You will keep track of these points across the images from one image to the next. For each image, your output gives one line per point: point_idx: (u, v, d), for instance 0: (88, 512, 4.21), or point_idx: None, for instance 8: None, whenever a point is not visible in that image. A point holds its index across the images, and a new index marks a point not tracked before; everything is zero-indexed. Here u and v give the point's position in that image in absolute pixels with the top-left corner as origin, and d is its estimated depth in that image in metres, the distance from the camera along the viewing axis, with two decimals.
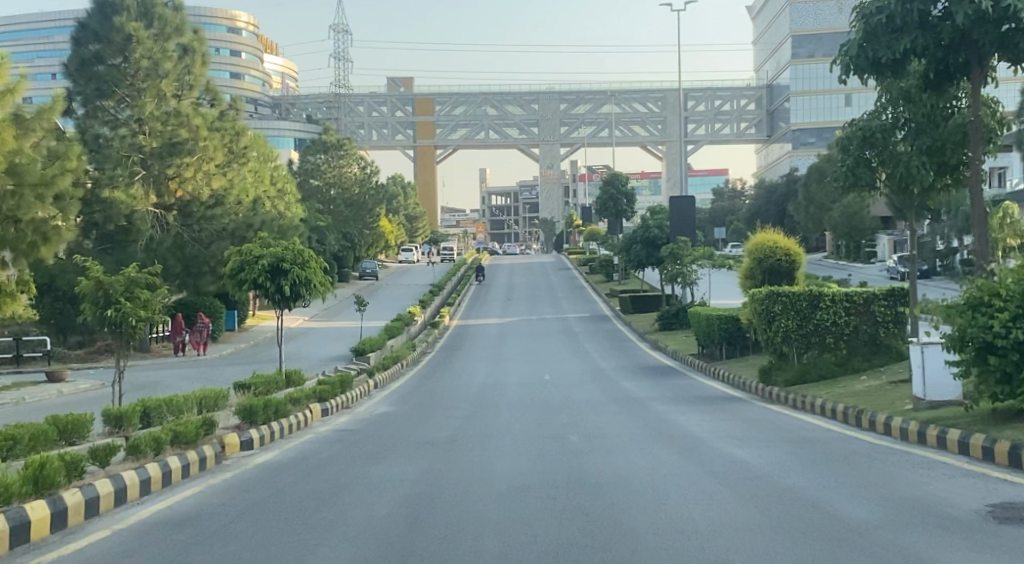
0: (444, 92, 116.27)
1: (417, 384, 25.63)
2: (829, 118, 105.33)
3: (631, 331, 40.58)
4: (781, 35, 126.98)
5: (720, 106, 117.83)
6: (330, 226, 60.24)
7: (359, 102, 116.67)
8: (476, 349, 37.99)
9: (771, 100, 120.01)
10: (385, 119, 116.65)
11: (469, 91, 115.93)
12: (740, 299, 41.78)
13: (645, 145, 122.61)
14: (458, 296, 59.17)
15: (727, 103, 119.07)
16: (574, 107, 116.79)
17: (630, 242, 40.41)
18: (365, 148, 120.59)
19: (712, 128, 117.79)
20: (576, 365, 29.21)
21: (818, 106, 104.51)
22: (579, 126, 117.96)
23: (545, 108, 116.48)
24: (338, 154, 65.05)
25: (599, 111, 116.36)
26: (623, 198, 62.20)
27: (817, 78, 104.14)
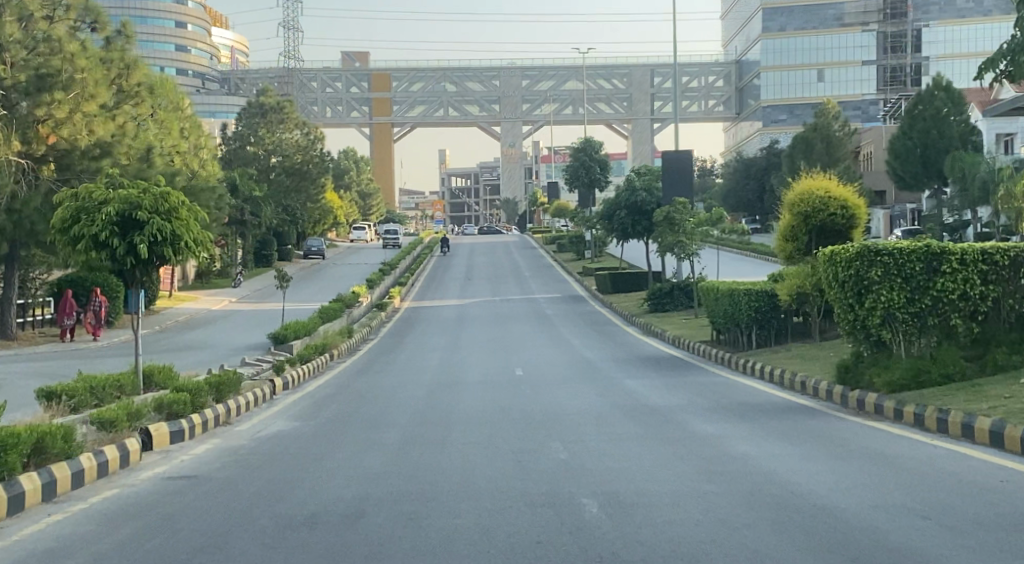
0: (402, 66, 109.32)
1: (347, 380, 19.36)
2: (803, 93, 98.49)
3: (614, 313, 34.48)
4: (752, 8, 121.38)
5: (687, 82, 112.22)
6: (265, 197, 53.36)
7: (312, 77, 109.04)
8: (432, 335, 31.74)
9: (740, 76, 113.19)
10: (339, 95, 109.18)
11: (426, 66, 108.96)
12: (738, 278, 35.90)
13: (610, 123, 116.63)
14: (413, 276, 52.82)
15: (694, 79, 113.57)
16: (538, 83, 110.48)
17: (613, 208, 34.21)
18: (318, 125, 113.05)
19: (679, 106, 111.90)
20: (556, 356, 23.08)
21: (789, 81, 97.67)
22: (541, 103, 110.96)
23: (506, 83, 109.51)
24: (278, 117, 58.06)
25: (562, 88, 109.84)
26: (595, 165, 55.68)
27: (789, 51, 97.47)
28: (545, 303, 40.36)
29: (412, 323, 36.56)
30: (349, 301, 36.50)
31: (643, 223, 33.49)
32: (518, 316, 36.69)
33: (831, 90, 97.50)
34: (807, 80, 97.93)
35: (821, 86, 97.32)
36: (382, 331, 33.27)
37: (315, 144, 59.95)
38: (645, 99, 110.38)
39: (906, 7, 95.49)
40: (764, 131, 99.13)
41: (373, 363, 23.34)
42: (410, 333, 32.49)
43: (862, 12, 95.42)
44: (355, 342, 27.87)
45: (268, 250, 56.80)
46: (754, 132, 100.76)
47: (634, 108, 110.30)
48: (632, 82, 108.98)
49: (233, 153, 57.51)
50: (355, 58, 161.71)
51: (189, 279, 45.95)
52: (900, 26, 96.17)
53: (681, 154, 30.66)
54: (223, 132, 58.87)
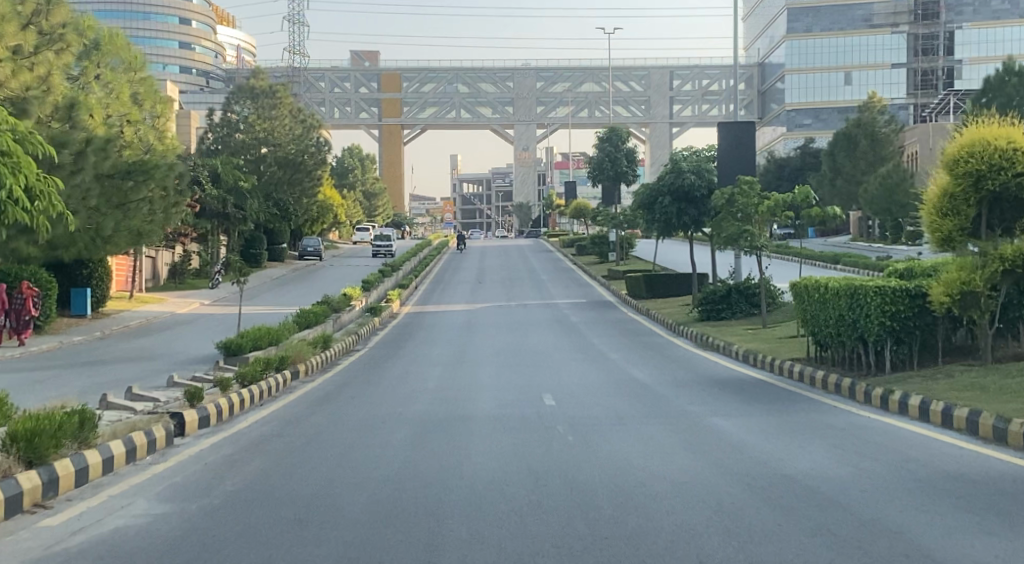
0: (413, 66, 104.16)
1: (302, 409, 13.59)
2: (830, 98, 92.28)
3: (654, 322, 28.64)
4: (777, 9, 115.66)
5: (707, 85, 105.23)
6: (253, 190, 47.77)
7: (320, 76, 103.72)
8: (435, 344, 25.91)
9: (763, 79, 106.70)
10: (348, 95, 103.74)
11: (438, 66, 103.52)
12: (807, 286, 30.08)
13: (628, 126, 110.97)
14: (417, 278, 47.16)
15: (714, 82, 105.20)
16: (554, 84, 105.00)
17: (655, 194, 28.25)
18: (326, 127, 107.43)
19: (699, 110, 106.10)
20: (596, 376, 17.15)
21: (814, 85, 91.70)
22: (557, 106, 105.26)
23: (520, 85, 103.76)
24: (270, 102, 52.98)
25: (578, 90, 103.88)
26: (621, 159, 50.02)
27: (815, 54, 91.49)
28: (567, 310, 34.45)
29: (413, 330, 30.74)
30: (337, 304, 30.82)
31: (692, 213, 27.54)
32: (537, 323, 30.78)
33: (859, 93, 91.10)
34: (833, 84, 91.84)
35: (848, 90, 91.22)
36: (375, 339, 27.54)
37: (311, 133, 54.32)
38: (664, 102, 104.84)
39: (939, 8, 88.08)
40: (787, 136, 93.81)
41: (352, 381, 17.50)
42: (406, 342, 26.68)
43: (892, 13, 89.04)
44: (337, 354, 22.12)
45: (256, 248, 51.32)
46: (780, 137, 95.05)
47: (653, 112, 104.58)
48: (649, 84, 104.14)
49: (220, 142, 52.09)
50: (365, 58, 156.29)
51: (161, 279, 40.63)
52: (932, 27, 88.39)
53: (744, 127, 24.78)
54: (210, 117, 53.24)
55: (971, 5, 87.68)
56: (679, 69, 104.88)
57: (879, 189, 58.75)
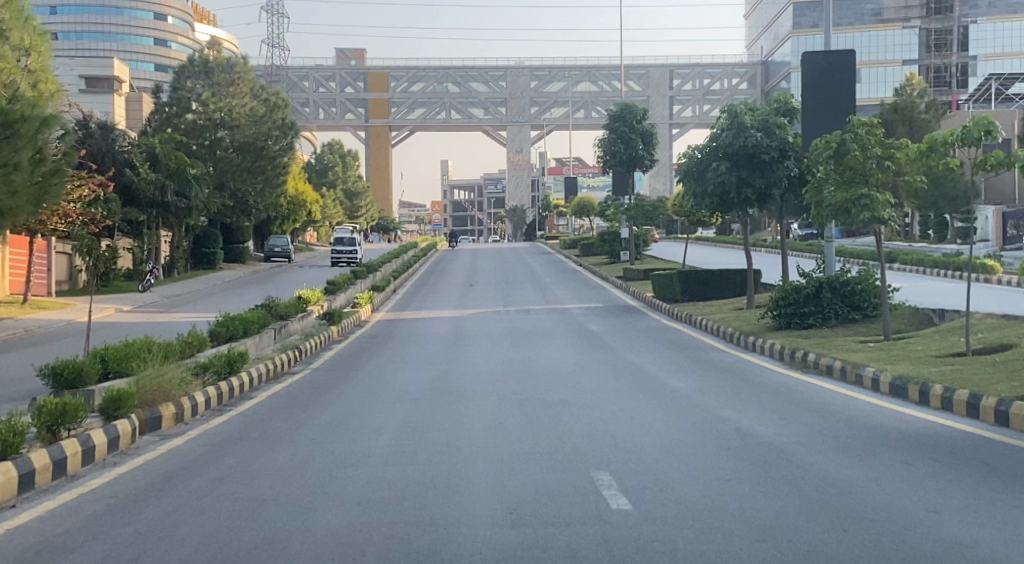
0: (401, 65, 97.03)
1: (91, 518, 6.45)
2: None
3: (703, 331, 21.47)
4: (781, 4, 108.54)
5: (709, 84, 98.67)
6: (202, 176, 40.66)
7: (304, 75, 96.39)
8: (408, 358, 18.68)
9: (766, 77, 97.60)
10: (333, 94, 96.45)
11: (427, 65, 96.29)
12: (918, 291, 22.86)
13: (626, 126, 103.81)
14: (397, 281, 40.04)
15: (717, 81, 98.51)
16: (548, 83, 97.43)
17: (704, 159, 21.02)
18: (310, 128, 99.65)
19: (701, 110, 99.20)
20: (670, 424, 9.88)
21: None
22: (552, 106, 98.20)
23: (512, 84, 96.11)
24: (228, 78, 46.16)
25: (574, 90, 96.55)
26: (638, 139, 42.68)
27: None
28: (580, 317, 27.09)
29: (383, 340, 23.43)
30: (285, 310, 23.66)
31: (757, 182, 20.26)
32: (546, 332, 23.48)
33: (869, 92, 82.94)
34: None
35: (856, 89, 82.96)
36: (331, 352, 20.35)
37: (275, 114, 47.16)
38: (664, 102, 97.93)
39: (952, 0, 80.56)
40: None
41: (253, 433, 10.28)
42: (370, 357, 19.37)
43: (902, 7, 80.82)
44: (259, 376, 14.92)
45: (209, 247, 44.76)
46: None
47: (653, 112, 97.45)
48: (648, 83, 97.24)
49: (167, 123, 45.02)
50: (351, 57, 148.66)
51: (81, 280, 33.57)
52: (946, 22, 81.11)
53: (838, 57, 17.67)
54: (156, 97, 45.99)
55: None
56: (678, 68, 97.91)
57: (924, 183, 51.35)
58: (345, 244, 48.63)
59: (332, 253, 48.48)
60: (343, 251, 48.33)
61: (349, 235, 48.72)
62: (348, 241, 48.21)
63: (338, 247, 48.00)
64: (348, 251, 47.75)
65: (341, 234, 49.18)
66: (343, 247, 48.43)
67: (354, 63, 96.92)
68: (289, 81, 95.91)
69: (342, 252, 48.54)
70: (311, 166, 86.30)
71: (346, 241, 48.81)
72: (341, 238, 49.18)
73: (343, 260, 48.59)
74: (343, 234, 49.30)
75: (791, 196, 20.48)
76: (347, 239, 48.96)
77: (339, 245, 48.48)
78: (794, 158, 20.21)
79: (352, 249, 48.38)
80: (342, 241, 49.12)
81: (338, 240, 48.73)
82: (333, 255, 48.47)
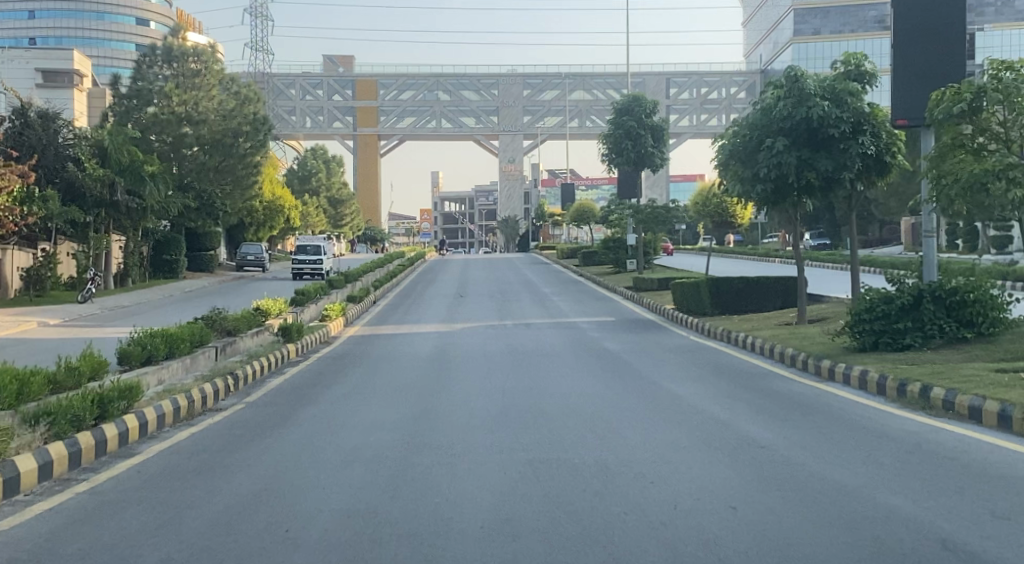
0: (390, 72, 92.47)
1: None
2: None
3: (750, 353, 17.24)
4: (780, 10, 104.55)
5: (707, 92, 94.58)
6: (160, 172, 36.38)
7: (289, 82, 90.93)
8: (379, 383, 14.28)
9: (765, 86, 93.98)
10: (320, 102, 91.73)
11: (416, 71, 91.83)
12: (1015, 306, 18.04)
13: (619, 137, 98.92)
14: (378, 292, 35.77)
15: (715, 90, 94.39)
16: (541, 91, 93.10)
17: (755, 137, 16.68)
18: (295, 137, 94.39)
19: (698, 119, 94.95)
20: (808, 546, 5.65)
21: None
22: (545, 114, 93.84)
23: (504, 91, 91.79)
24: (194, 70, 42.08)
25: (567, 98, 92.10)
26: (647, 135, 38.50)
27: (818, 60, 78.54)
28: (590, 333, 22.68)
29: (352, 359, 19.00)
30: (232, 324, 19.28)
31: (826, 165, 16.02)
32: (553, 351, 19.07)
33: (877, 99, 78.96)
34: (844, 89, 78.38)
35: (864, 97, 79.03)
36: (283, 377, 15.98)
37: (246, 108, 42.67)
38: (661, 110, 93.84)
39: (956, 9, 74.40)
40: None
41: (75, 549, 5.88)
42: (329, 381, 14.98)
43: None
44: (160, 420, 10.52)
45: (171, 254, 40.68)
46: None
47: None
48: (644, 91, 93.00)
49: (126, 117, 40.79)
50: (338, 64, 144.00)
51: (11, 291, 29.16)
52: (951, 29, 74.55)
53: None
54: (115, 87, 41.61)
55: (995, 5, 77.42)
56: (675, 76, 93.63)
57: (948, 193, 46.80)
58: (309, 254, 42.14)
59: (293, 265, 41.91)
60: (306, 262, 41.79)
61: (314, 245, 42.22)
62: (314, 251, 41.73)
63: (301, 258, 41.49)
64: (312, 261, 41.26)
65: (306, 243, 42.60)
66: (306, 258, 41.89)
67: (342, 70, 92.33)
68: (274, 88, 91.03)
69: (306, 264, 41.99)
70: (293, 172, 81.71)
71: (311, 252, 42.29)
72: (304, 248, 42.60)
73: (307, 273, 42.01)
74: (307, 244, 42.69)
75: (864, 182, 16.29)
76: (312, 248, 42.45)
77: (302, 256, 41.92)
78: (870, 133, 15.98)
79: (317, 260, 41.84)
80: (307, 251, 42.65)
81: (302, 250, 42.21)
82: (295, 267, 41.91)
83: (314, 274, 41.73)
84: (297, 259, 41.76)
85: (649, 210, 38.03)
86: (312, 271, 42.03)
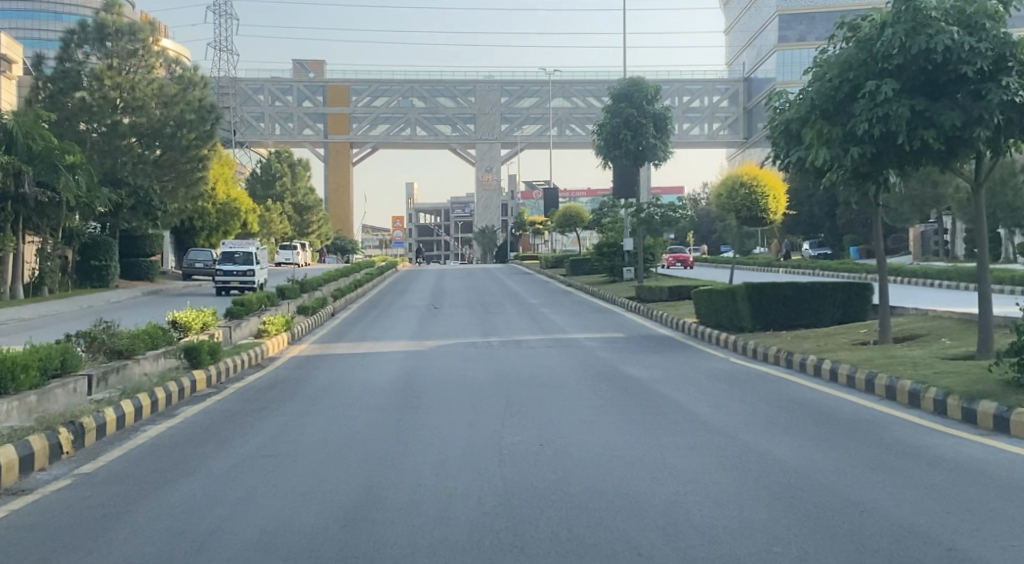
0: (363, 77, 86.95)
1: None
2: None
3: (837, 383, 12.43)
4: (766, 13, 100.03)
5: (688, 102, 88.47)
6: (83, 162, 31.30)
7: (257, 87, 85.72)
8: (307, 439, 9.29)
9: (750, 95, 90.20)
10: (289, 108, 86.40)
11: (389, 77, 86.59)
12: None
13: None
14: (340, 303, 30.75)
15: (696, 98, 88.94)
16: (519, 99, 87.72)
17: (848, 79, 11.89)
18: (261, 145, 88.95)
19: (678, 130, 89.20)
20: None
21: None
22: (523, 123, 87.89)
23: (481, 97, 86.63)
24: (129, 50, 36.93)
25: (546, 106, 87.01)
26: (647, 123, 34.00)
27: None
28: (602, 353, 17.65)
29: (287, 386, 13.93)
30: (125, 344, 14.27)
31: (951, 117, 11.14)
32: (561, 378, 14.06)
33: None
34: None
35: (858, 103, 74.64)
36: (178, 418, 11.00)
37: (189, 93, 37.69)
38: None
39: None
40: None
41: None
42: (237, 431, 9.96)
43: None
44: None
45: (100, 258, 35.66)
46: None
47: None
48: None
49: (50, 102, 35.57)
50: (307, 69, 138.61)
51: None
52: None
53: None
54: (37, 70, 36.32)
55: None
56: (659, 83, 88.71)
57: (978, 201, 42.22)
58: (238, 263, 33.49)
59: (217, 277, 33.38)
60: (233, 273, 33.18)
61: (244, 251, 33.59)
62: (243, 258, 33.24)
63: (226, 268, 32.95)
64: (241, 271, 32.77)
65: (235, 250, 34.00)
66: (233, 267, 33.23)
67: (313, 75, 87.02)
68: (241, 94, 85.46)
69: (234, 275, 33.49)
70: (256, 177, 76.30)
71: (241, 260, 33.69)
72: (233, 255, 33.94)
73: (234, 287, 33.38)
74: (237, 249, 34.05)
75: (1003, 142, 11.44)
76: (242, 256, 33.82)
77: (228, 264, 33.34)
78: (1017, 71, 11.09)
79: (246, 270, 33.21)
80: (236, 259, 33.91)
81: (229, 257, 33.56)
82: (218, 278, 33.30)
83: (242, 287, 33.12)
84: (222, 269, 33.17)
85: (654, 214, 33.48)
86: (241, 285, 33.31)
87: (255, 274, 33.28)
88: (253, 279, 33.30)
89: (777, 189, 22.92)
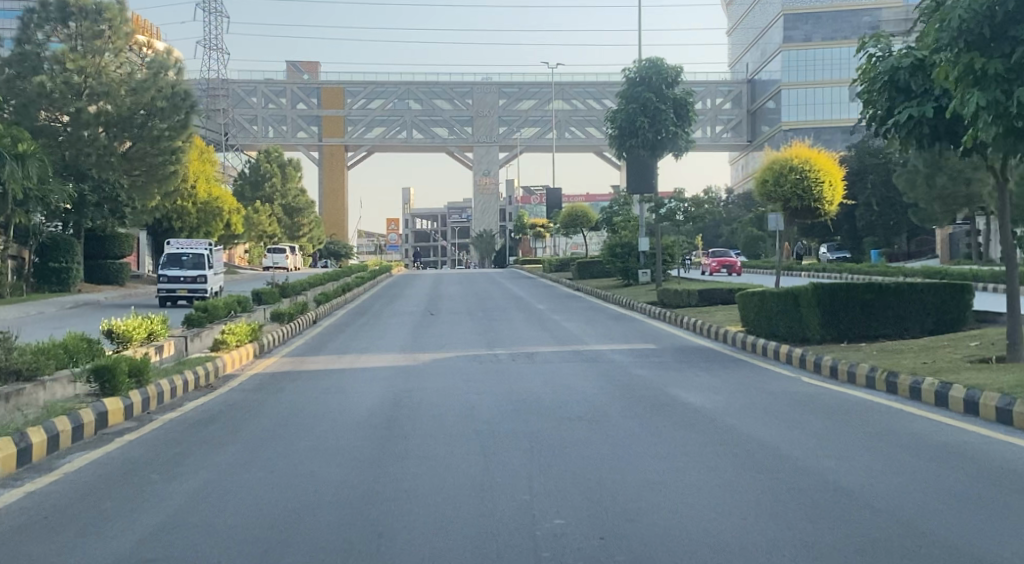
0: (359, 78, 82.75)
1: None
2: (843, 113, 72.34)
3: (985, 418, 9.07)
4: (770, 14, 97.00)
5: None
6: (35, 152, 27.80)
7: (250, 89, 82.17)
8: (233, 531, 5.77)
9: (754, 97, 86.99)
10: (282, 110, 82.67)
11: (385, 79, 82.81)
12: None
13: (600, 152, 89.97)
14: (324, 309, 27.27)
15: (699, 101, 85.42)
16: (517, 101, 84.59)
17: None
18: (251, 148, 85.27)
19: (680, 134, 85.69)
20: None
21: None
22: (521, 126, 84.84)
23: (479, 100, 83.23)
24: (95, 31, 33.25)
25: (545, 108, 83.61)
26: (668, 109, 30.76)
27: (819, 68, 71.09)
28: (637, 373, 14.03)
29: (233, 420, 10.41)
30: (27, 363, 10.50)
31: None
32: (595, 409, 10.49)
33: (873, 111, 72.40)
34: None
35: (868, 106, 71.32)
36: (55, 477, 7.47)
37: (161, 79, 34.05)
38: None
39: None
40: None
41: None
42: (128, 506, 6.41)
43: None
44: None
45: (59, 260, 32.09)
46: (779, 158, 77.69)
47: None
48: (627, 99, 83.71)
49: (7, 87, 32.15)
50: (303, 71, 135.57)
51: None
52: None
53: None
54: None
55: None
56: None
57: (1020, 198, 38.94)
58: (187, 269, 28.31)
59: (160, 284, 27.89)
60: (179, 279, 27.89)
61: (194, 255, 28.41)
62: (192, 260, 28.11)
63: (171, 273, 27.67)
64: (191, 274, 27.52)
65: (182, 253, 28.81)
66: (180, 272, 27.96)
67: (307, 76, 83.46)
68: (233, 95, 82.09)
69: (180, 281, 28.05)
70: (244, 178, 72.70)
71: (189, 265, 28.49)
72: (180, 259, 28.71)
73: (180, 297, 28.09)
74: (185, 252, 28.82)
75: None
76: (191, 259, 28.61)
77: (174, 269, 28.07)
78: None
79: (195, 276, 27.94)
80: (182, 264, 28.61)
81: (175, 261, 28.38)
82: (161, 286, 28.00)
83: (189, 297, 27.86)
84: (167, 275, 27.89)
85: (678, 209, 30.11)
86: (189, 294, 28.04)
87: (205, 281, 28.07)
88: (202, 287, 28.05)
89: (835, 177, 19.53)
